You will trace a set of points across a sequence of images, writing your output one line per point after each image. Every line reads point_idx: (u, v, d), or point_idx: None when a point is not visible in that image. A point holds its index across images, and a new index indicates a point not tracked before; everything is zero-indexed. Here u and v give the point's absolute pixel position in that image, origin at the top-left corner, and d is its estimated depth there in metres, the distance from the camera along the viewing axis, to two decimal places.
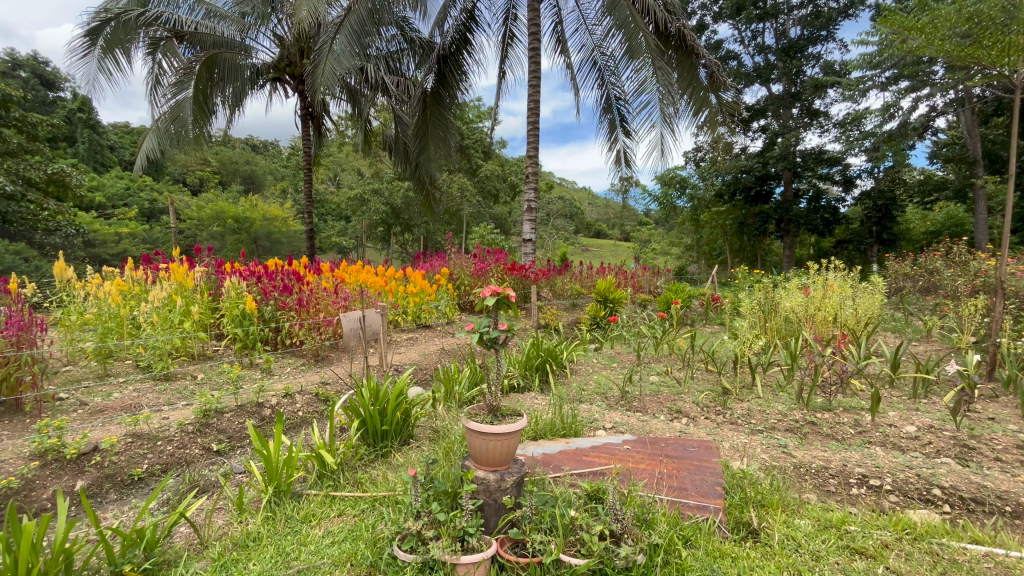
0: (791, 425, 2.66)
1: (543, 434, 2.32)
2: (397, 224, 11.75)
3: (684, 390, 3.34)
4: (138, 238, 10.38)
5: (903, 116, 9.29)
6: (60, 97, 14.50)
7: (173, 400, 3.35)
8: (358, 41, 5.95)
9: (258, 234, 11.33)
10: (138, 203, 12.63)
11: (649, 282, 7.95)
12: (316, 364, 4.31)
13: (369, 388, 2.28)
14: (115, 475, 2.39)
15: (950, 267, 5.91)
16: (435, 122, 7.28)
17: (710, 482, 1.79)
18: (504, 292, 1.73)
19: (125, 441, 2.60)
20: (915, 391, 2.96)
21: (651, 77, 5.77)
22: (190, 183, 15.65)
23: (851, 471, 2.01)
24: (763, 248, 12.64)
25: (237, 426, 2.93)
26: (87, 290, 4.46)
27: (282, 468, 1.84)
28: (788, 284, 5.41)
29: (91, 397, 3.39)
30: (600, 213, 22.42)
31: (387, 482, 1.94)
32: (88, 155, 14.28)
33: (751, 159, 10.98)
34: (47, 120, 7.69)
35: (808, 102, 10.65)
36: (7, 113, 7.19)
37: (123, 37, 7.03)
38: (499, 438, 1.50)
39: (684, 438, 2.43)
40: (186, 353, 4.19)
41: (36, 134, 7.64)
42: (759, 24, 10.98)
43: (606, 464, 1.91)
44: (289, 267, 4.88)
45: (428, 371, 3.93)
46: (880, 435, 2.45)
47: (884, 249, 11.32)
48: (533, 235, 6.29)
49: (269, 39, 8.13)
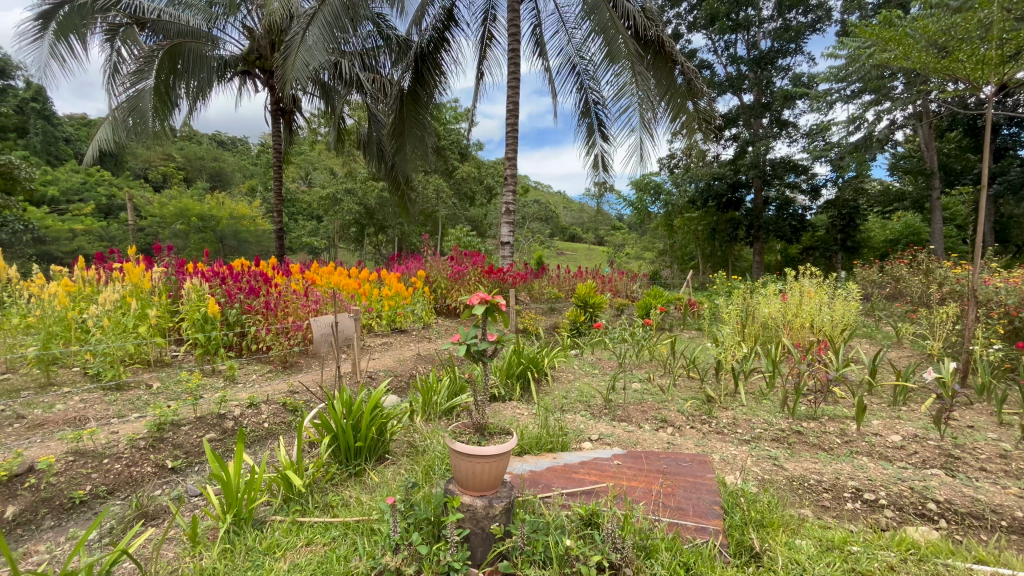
0: (778, 434, 2.62)
1: (529, 449, 2.19)
2: (371, 226, 11.47)
3: (668, 399, 3.26)
4: (94, 236, 9.82)
5: (868, 128, 9.58)
6: (11, 85, 13.56)
7: (124, 412, 3.08)
8: (331, 35, 5.72)
9: (224, 233, 10.87)
10: (95, 199, 11.95)
11: (626, 286, 7.95)
12: (284, 371, 4.08)
13: (341, 400, 2.11)
14: (53, 499, 2.16)
15: (915, 275, 6.08)
16: (412, 121, 7.09)
17: (707, 501, 1.70)
18: (494, 299, 1.58)
19: (66, 460, 2.36)
20: (895, 399, 2.97)
21: (630, 83, 5.74)
22: (152, 179, 14.90)
23: (844, 484, 1.97)
24: (734, 254, 12.88)
25: (196, 441, 2.71)
26: (30, 290, 4.07)
27: (242, 493, 1.66)
28: (764, 290, 5.47)
29: (30, 409, 3.08)
30: (575, 218, 22.45)
31: (362, 506, 1.78)
32: (41, 147, 13.48)
33: (723, 167, 11.16)
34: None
35: (777, 112, 10.90)
36: None
37: (77, 21, 6.67)
38: (488, 460, 1.37)
39: (674, 451, 2.34)
40: (141, 360, 3.89)
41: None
42: (732, 34, 11.19)
43: (597, 482, 1.80)
44: (257, 268, 4.61)
45: (404, 379, 3.76)
46: (866, 445, 2.43)
47: (849, 256, 11.67)
48: (512, 238, 6.16)
49: (239, 30, 7.81)
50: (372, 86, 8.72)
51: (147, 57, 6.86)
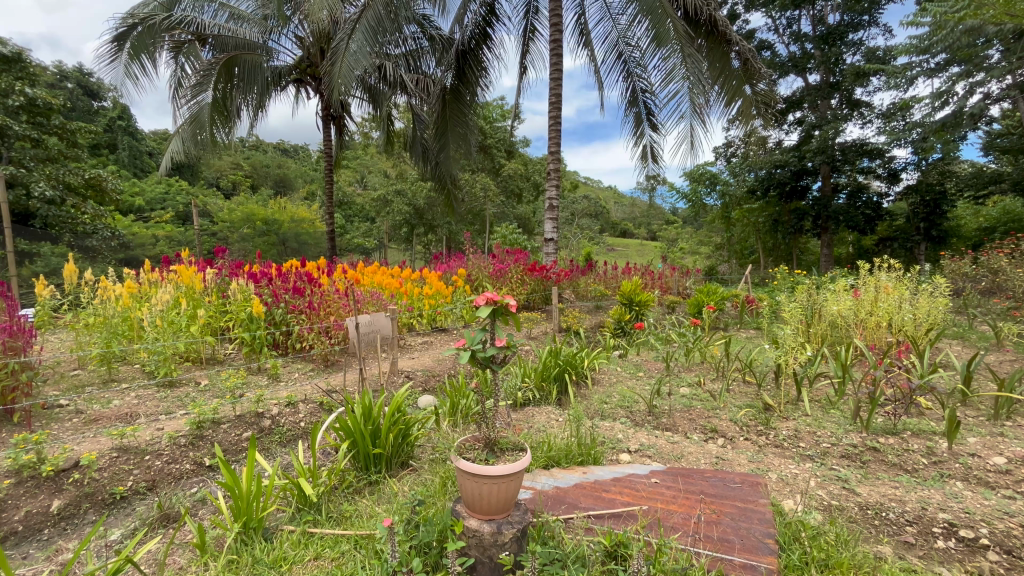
0: (848, 451, 2.29)
1: (556, 461, 1.99)
2: (420, 226, 11.63)
3: (720, 406, 2.97)
4: (174, 241, 10.63)
5: (958, 103, 8.52)
6: (102, 106, 14.89)
7: (171, 409, 3.19)
8: (374, 38, 5.73)
9: (285, 236, 11.40)
10: (174, 206, 12.91)
11: (678, 283, 7.54)
12: (325, 370, 4.10)
13: (361, 404, 2.02)
14: (96, 494, 2.21)
15: (1018, 267, 5.29)
16: (455, 119, 7.03)
17: (759, 532, 1.44)
18: (502, 300, 1.45)
19: (110, 455, 2.42)
20: (997, 412, 2.53)
21: (680, 66, 5.37)
22: (223, 187, 15.87)
23: (933, 517, 1.66)
24: (799, 247, 11.98)
25: (235, 438, 2.72)
26: (96, 291, 4.30)
27: (254, 501, 1.60)
28: (831, 286, 4.96)
29: (90, 404, 3.25)
30: (626, 212, 21.72)
31: (375, 518, 1.69)
32: (128, 162, 14.77)
33: (786, 153, 10.34)
34: (86, 127, 7.69)
35: (848, 91, 9.98)
36: (48, 120, 7.15)
37: (149, 41, 7.09)
38: (499, 480, 1.23)
39: (724, 469, 2.08)
40: (194, 358, 4.06)
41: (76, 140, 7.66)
42: (796, 10, 10.34)
43: (629, 505, 1.58)
44: (304, 269, 4.67)
45: (439, 379, 3.66)
46: (961, 468, 2.08)
47: (933, 247, 10.50)
48: (555, 235, 5.97)
49: (292, 40, 8.10)
50: (416, 87, 8.76)
51: (206, 70, 7.22)
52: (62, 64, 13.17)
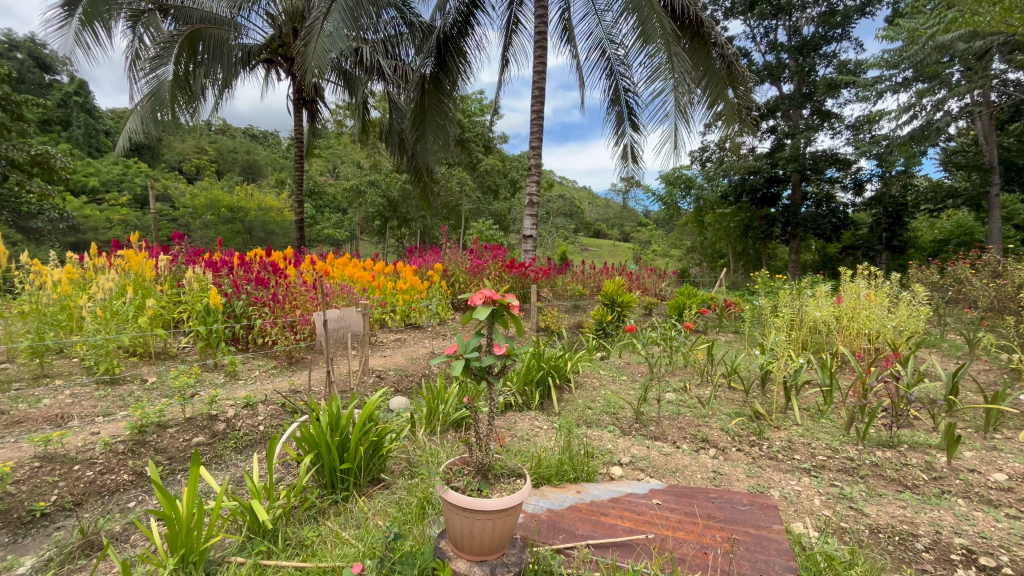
0: (846, 465, 2.20)
1: (546, 478, 1.81)
2: (394, 218, 11.25)
3: (708, 415, 2.82)
4: (128, 224, 9.94)
5: (925, 118, 8.73)
6: (56, 80, 13.88)
7: (110, 410, 2.84)
8: (351, 18, 5.39)
9: (252, 224, 10.84)
10: (132, 188, 12.11)
11: (655, 284, 7.49)
12: (289, 368, 3.79)
13: (327, 413, 1.79)
14: (9, 512, 1.86)
15: (984, 278, 5.40)
16: (434, 109, 6.73)
17: (779, 566, 1.30)
18: (503, 299, 1.26)
19: (30, 466, 2.09)
20: (987, 425, 2.48)
21: (665, 64, 5.26)
22: (185, 171, 15.01)
23: (951, 543, 1.56)
24: (768, 252, 12.22)
25: (182, 445, 2.42)
26: (31, 276, 3.85)
27: (197, 528, 1.35)
28: (811, 291, 4.95)
29: (14, 403, 2.87)
30: (600, 213, 21.92)
31: (343, 546, 1.46)
32: (83, 140, 13.82)
33: (760, 160, 10.48)
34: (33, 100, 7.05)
35: (819, 102, 10.15)
36: None
37: (103, 8, 6.51)
38: (494, 516, 1.09)
39: (723, 486, 1.94)
40: (141, 353, 3.67)
41: (22, 113, 6.99)
42: (773, 20, 10.44)
43: (631, 534, 1.41)
44: (268, 259, 4.33)
45: (414, 380, 3.42)
46: (963, 484, 2.01)
47: (894, 257, 10.83)
48: (535, 231, 5.76)
49: (262, 18, 7.62)
50: (393, 74, 8.41)
51: (167, 43, 6.66)
52: (11, 33, 12.19)
